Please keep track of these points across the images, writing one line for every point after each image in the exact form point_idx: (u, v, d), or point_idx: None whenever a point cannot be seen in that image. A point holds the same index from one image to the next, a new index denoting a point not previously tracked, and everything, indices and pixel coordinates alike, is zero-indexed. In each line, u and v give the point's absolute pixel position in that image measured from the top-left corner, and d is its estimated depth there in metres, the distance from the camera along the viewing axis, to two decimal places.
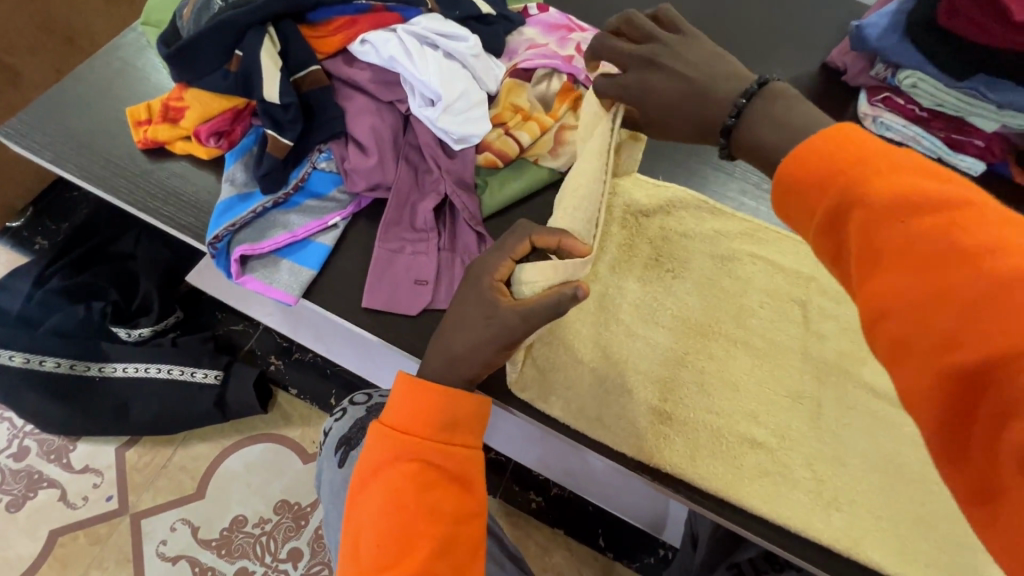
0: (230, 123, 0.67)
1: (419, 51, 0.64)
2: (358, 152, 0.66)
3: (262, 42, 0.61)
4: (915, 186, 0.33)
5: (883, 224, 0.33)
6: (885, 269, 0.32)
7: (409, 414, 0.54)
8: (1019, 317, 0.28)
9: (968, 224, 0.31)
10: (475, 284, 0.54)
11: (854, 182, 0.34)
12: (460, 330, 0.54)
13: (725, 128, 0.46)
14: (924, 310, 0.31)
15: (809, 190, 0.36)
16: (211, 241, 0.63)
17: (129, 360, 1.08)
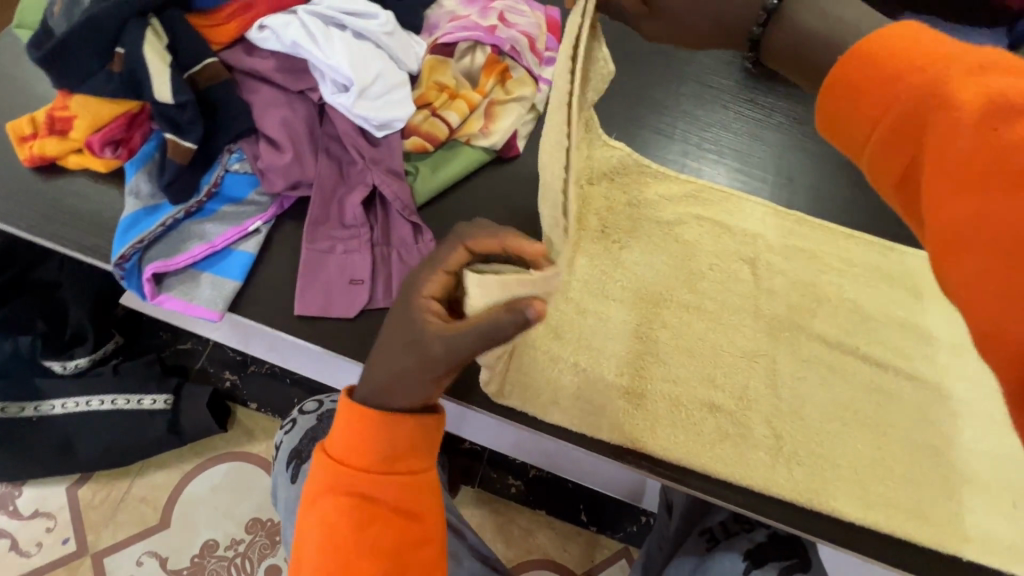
0: (125, 130, 0.61)
1: (325, 33, 0.59)
2: (271, 149, 0.61)
3: (145, 36, 0.55)
4: (1000, 91, 0.33)
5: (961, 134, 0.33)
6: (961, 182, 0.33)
7: (344, 445, 0.52)
8: None
9: None
10: (405, 299, 0.46)
11: (929, 87, 0.35)
12: (395, 347, 0.47)
13: (753, 37, 0.46)
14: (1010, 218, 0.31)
15: (873, 95, 0.37)
16: (117, 261, 0.58)
17: (68, 395, 1.01)
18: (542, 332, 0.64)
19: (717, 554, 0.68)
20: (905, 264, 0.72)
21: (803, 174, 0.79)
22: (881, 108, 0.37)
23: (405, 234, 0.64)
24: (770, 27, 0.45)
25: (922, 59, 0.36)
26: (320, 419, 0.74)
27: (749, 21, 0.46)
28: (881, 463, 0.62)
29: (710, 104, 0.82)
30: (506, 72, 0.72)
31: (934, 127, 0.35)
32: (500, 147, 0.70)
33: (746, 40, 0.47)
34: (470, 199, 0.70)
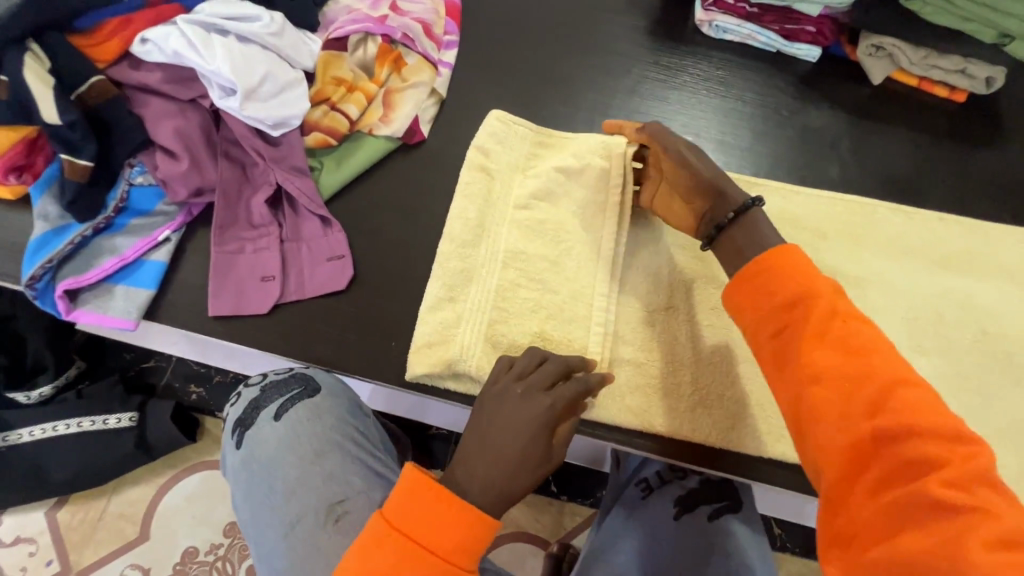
0: (26, 156, 0.62)
1: (205, 40, 0.61)
2: (168, 158, 0.63)
3: (25, 61, 0.57)
4: (845, 308, 0.47)
5: (828, 322, 0.46)
6: (817, 353, 0.46)
7: (413, 517, 0.52)
8: (901, 413, 0.41)
9: (873, 341, 0.45)
10: (514, 401, 0.56)
11: (807, 287, 0.48)
12: (498, 439, 0.55)
13: (721, 223, 0.58)
14: (844, 388, 0.44)
15: (766, 278, 0.50)
16: (27, 281, 0.60)
17: (32, 424, 1.02)
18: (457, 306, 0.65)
19: (650, 503, 0.71)
20: (809, 208, 0.75)
21: (709, 130, 0.82)
22: (773, 296, 0.50)
23: (314, 228, 0.66)
24: (739, 219, 0.57)
25: (808, 266, 0.50)
26: (263, 390, 0.67)
27: (718, 216, 0.58)
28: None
29: (615, 73, 0.84)
30: (400, 60, 0.74)
31: (816, 314, 0.47)
32: (402, 134, 0.72)
33: (715, 224, 0.58)
34: (380, 186, 0.71)
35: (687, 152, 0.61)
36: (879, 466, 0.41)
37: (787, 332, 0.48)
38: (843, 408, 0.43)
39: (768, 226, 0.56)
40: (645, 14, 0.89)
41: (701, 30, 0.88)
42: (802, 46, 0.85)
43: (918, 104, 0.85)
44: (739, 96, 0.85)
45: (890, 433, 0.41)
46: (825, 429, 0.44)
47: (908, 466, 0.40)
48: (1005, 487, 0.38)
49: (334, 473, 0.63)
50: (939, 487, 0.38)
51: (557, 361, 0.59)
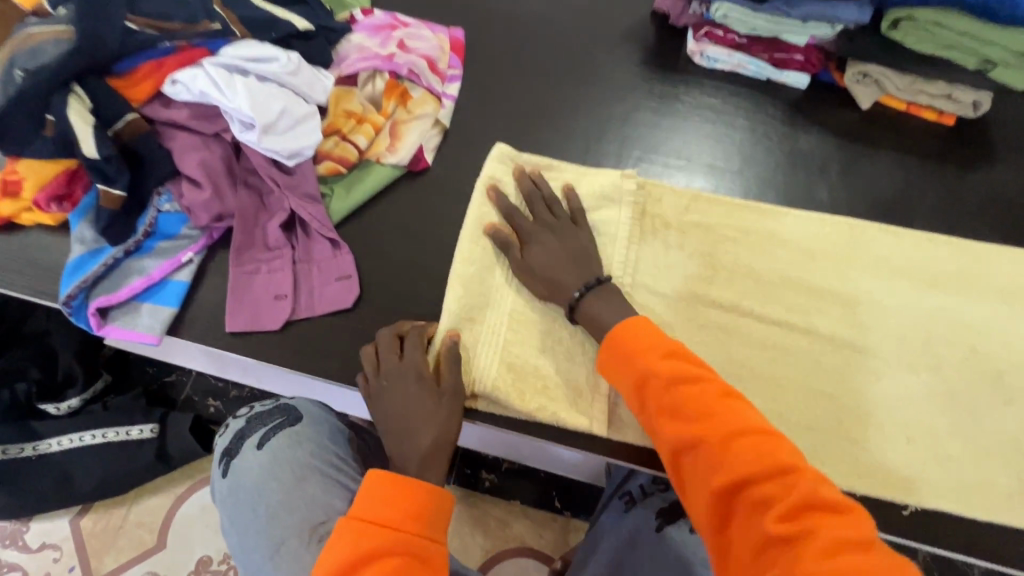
0: (66, 186, 0.69)
1: (227, 80, 0.67)
2: (192, 187, 0.68)
3: (69, 103, 0.63)
4: (682, 368, 0.56)
5: (669, 386, 0.55)
6: (667, 418, 0.55)
7: (375, 501, 0.56)
8: (742, 458, 0.50)
9: (709, 395, 0.54)
10: (395, 363, 0.65)
11: (650, 356, 0.58)
12: (395, 398, 0.63)
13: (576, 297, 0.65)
14: (695, 445, 0.52)
15: (621, 351, 0.60)
16: (64, 301, 0.65)
17: (61, 433, 1.08)
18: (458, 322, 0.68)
19: (632, 513, 0.73)
20: (801, 228, 0.77)
21: (700, 154, 0.86)
22: (629, 370, 0.59)
23: (324, 250, 0.71)
24: (587, 296, 0.65)
25: (653, 337, 0.59)
26: (249, 421, 0.71)
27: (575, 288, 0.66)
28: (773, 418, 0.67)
29: (612, 101, 0.89)
30: (407, 93, 0.80)
31: (657, 380, 0.56)
32: (407, 161, 0.77)
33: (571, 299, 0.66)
34: (387, 211, 0.76)
35: (541, 233, 0.68)
36: (742, 511, 0.49)
37: (647, 403, 0.57)
38: (702, 467, 0.51)
39: (609, 306, 0.64)
40: (640, 45, 0.94)
41: (694, 59, 0.92)
42: (791, 74, 0.89)
43: (908, 128, 0.88)
44: (729, 122, 0.88)
45: (740, 480, 0.49)
46: (694, 488, 0.52)
47: (756, 507, 0.48)
48: (833, 503, 0.47)
49: (316, 497, 0.65)
50: (779, 522, 0.46)
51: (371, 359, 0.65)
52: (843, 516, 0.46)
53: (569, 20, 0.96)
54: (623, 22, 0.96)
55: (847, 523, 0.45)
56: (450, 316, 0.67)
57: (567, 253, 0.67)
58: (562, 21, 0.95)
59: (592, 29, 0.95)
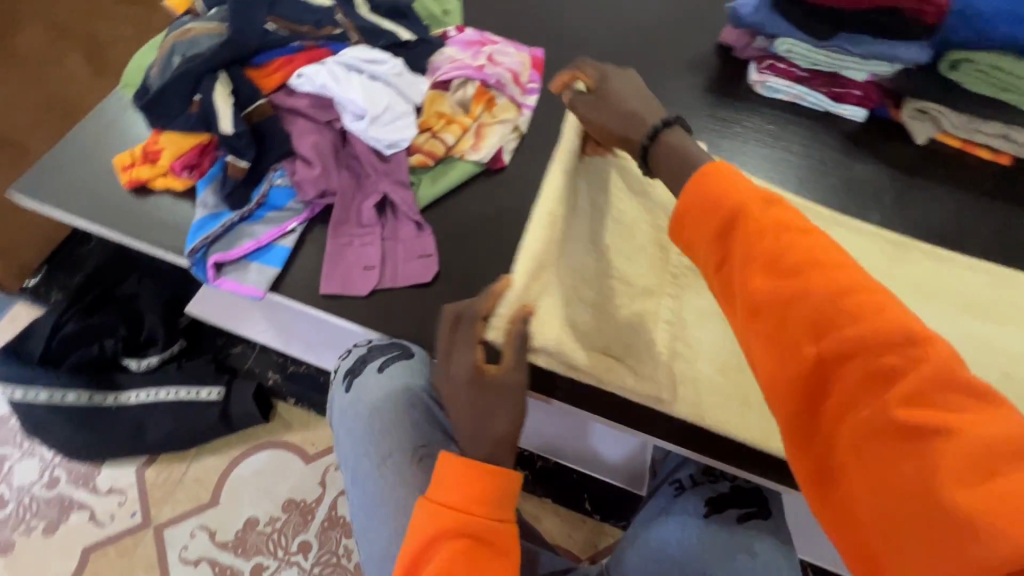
0: (197, 157, 0.80)
1: (346, 77, 0.77)
2: (305, 165, 0.78)
3: (215, 86, 0.74)
4: (786, 224, 0.49)
5: (762, 244, 0.49)
6: (760, 280, 0.48)
7: (451, 488, 0.61)
8: (852, 329, 0.43)
9: (821, 258, 0.47)
10: (454, 357, 0.65)
11: (740, 209, 0.51)
12: (459, 392, 0.65)
13: (642, 148, 0.62)
14: (784, 308, 0.46)
15: (704, 209, 0.53)
16: (189, 253, 0.75)
17: (141, 387, 1.19)
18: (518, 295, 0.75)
19: (682, 498, 0.83)
20: (854, 245, 0.81)
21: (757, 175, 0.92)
22: (713, 218, 0.53)
23: (409, 231, 0.79)
24: (656, 142, 0.61)
25: (742, 188, 0.52)
26: (371, 349, 0.77)
27: (641, 136, 0.63)
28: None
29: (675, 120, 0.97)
30: (493, 100, 0.88)
31: (755, 240, 0.49)
32: (488, 159, 0.85)
33: (639, 150, 0.63)
34: (466, 202, 0.84)
35: (592, 101, 0.66)
36: (840, 390, 0.44)
37: (732, 261, 0.51)
38: (794, 334, 0.46)
39: (684, 142, 0.60)
40: (704, 73, 1.02)
41: (755, 88, 0.99)
42: (848, 108, 0.95)
43: (962, 164, 0.92)
44: (787, 148, 0.94)
45: (838, 351, 0.44)
46: (774, 364, 0.47)
47: (861, 385, 0.42)
48: (966, 384, 0.39)
49: (418, 425, 0.73)
50: (896, 406, 0.40)
51: (443, 353, 0.67)
52: (977, 403, 0.39)
53: (639, 47, 1.04)
54: (689, 51, 1.04)
55: (991, 416, 0.38)
56: (508, 305, 0.63)
57: (617, 119, 0.64)
58: (632, 47, 1.04)
59: (661, 57, 1.03)
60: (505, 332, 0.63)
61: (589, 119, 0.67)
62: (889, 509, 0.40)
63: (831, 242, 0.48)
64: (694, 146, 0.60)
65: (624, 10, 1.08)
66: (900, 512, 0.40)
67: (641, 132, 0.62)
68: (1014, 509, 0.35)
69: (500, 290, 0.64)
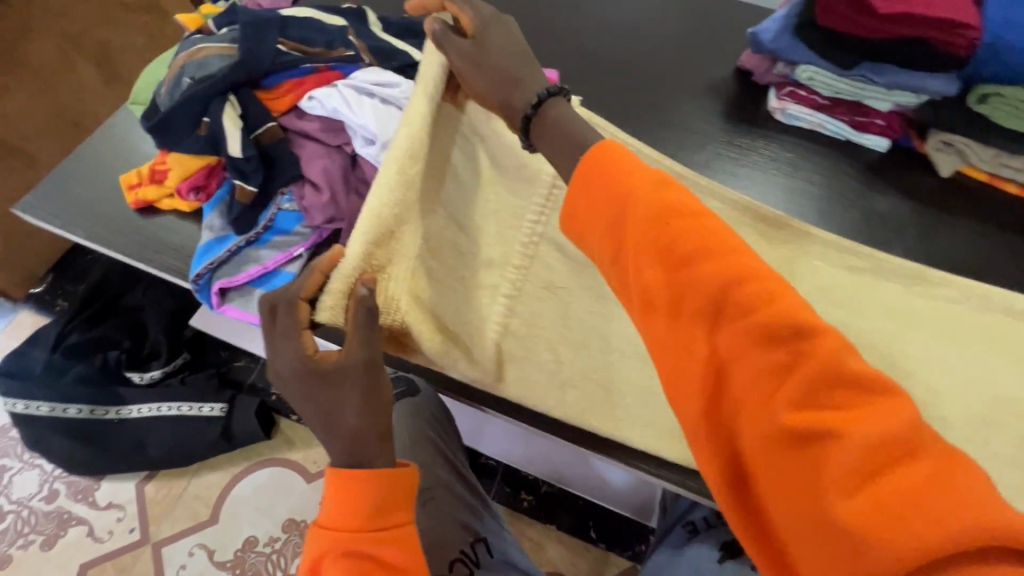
0: (205, 178, 0.78)
1: (357, 101, 0.75)
2: (314, 190, 0.76)
3: (224, 108, 0.73)
4: (675, 206, 0.45)
5: (654, 229, 0.45)
6: (655, 270, 0.44)
7: (336, 510, 0.52)
8: (744, 322, 0.40)
9: (708, 240, 0.43)
10: (279, 352, 0.52)
11: (630, 191, 0.47)
12: (296, 394, 0.53)
13: (527, 115, 0.55)
14: (685, 301, 0.43)
15: (594, 192, 0.49)
16: (194, 278, 0.74)
17: (143, 401, 1.18)
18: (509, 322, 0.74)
19: (695, 541, 0.81)
20: None
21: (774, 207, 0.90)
22: (604, 204, 0.48)
23: None
24: (542, 110, 0.55)
25: (627, 168, 0.48)
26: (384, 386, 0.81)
27: (524, 102, 0.55)
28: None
29: (690, 148, 0.96)
30: None
31: (645, 224, 0.45)
32: None
33: (522, 120, 0.56)
34: None
35: (474, 50, 0.57)
36: (738, 388, 0.41)
37: (625, 250, 0.47)
38: (692, 328, 0.43)
39: (572, 116, 0.54)
40: (721, 98, 1.00)
41: (774, 115, 0.97)
42: (870, 137, 0.92)
43: (990, 198, 0.89)
44: (806, 178, 0.92)
45: (728, 353, 0.41)
46: (679, 364, 0.44)
47: (756, 387, 0.40)
48: (851, 378, 0.37)
49: (426, 461, 0.76)
50: (787, 409, 0.38)
51: (268, 350, 0.54)
52: (875, 400, 0.37)
53: (655, 70, 1.03)
54: (706, 75, 1.02)
55: (889, 410, 0.36)
56: (345, 275, 0.52)
57: (493, 78, 0.56)
58: (647, 71, 1.03)
59: (677, 81, 1.02)
60: (337, 314, 0.52)
61: (466, 82, 0.58)
62: (795, 523, 0.38)
63: (719, 223, 0.45)
64: (581, 120, 0.54)
65: (640, 32, 1.06)
66: (806, 526, 0.37)
67: (524, 97, 0.55)
68: (904, 513, 0.33)
69: (335, 257, 0.53)
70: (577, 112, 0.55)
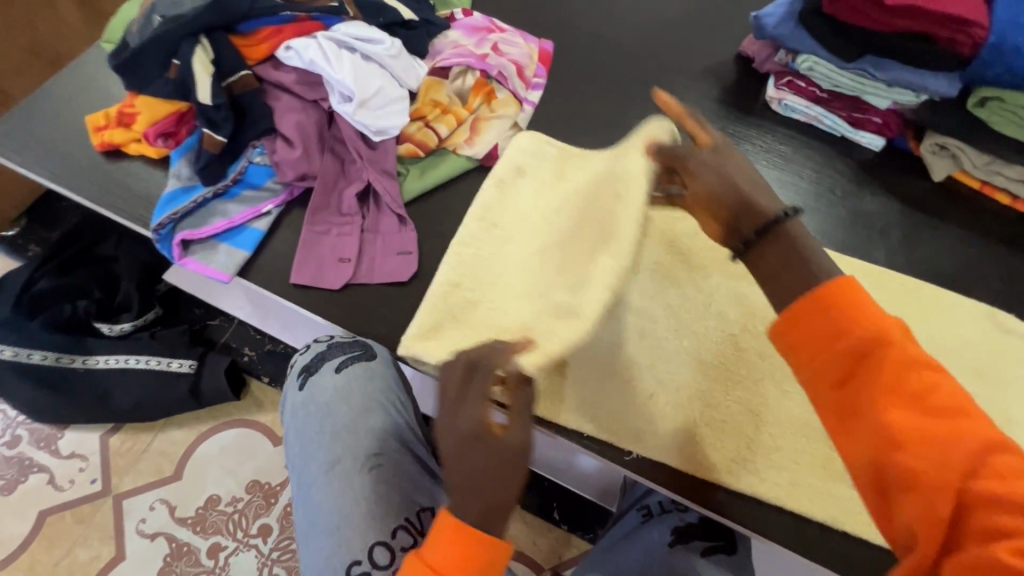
0: (175, 125, 0.75)
1: (336, 54, 0.72)
2: (286, 145, 0.74)
3: (194, 51, 0.69)
4: (923, 359, 0.45)
5: (906, 374, 0.45)
6: (896, 411, 0.44)
7: (452, 561, 0.49)
8: (996, 482, 0.40)
9: (954, 397, 0.44)
10: (451, 419, 0.52)
11: (877, 334, 0.46)
12: (466, 470, 0.50)
13: (778, 218, 0.53)
14: (919, 440, 0.43)
15: (842, 316, 0.47)
16: (155, 227, 0.71)
17: (110, 353, 1.16)
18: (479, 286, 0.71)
19: (648, 526, 0.81)
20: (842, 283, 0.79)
21: None
22: (837, 337, 0.47)
23: (391, 224, 0.75)
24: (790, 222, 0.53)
25: (876, 311, 0.47)
26: (331, 344, 0.73)
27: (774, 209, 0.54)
28: (794, 481, 0.66)
29: None
30: (493, 93, 0.84)
31: (886, 366, 0.45)
32: (482, 156, 0.81)
33: (758, 227, 0.54)
34: (454, 199, 0.80)
35: (715, 159, 0.57)
36: (969, 534, 0.41)
37: (861, 386, 0.46)
38: (930, 469, 0.42)
39: (808, 238, 0.53)
40: (719, 83, 0.97)
41: (771, 106, 0.95)
42: (866, 134, 0.90)
43: (979, 207, 0.87)
44: (796, 172, 0.90)
45: (973, 498, 0.41)
46: (912, 503, 0.43)
47: (993, 535, 0.39)
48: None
49: (375, 430, 0.69)
50: (1009, 551, 0.38)
51: (446, 420, 0.52)
52: None
53: (654, 48, 0.99)
54: (705, 58, 0.99)
55: None
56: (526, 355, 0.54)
57: (743, 197, 0.55)
58: (645, 49, 0.99)
59: (674, 63, 0.98)
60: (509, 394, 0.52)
61: (689, 174, 0.57)
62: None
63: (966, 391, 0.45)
64: (818, 246, 0.52)
65: (642, 9, 1.03)
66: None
67: (773, 205, 0.54)
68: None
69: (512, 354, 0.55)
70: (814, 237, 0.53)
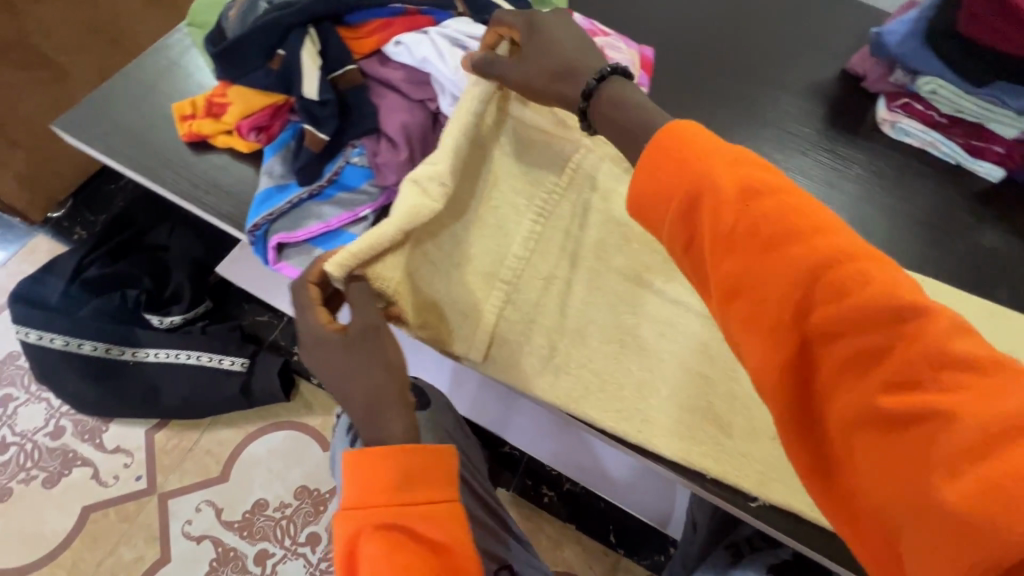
0: (268, 119, 0.71)
1: (452, 52, 0.67)
2: (389, 147, 0.69)
3: (303, 43, 0.65)
4: (753, 183, 0.41)
5: (724, 211, 0.41)
6: (726, 257, 0.41)
7: (363, 487, 0.49)
8: (838, 305, 0.36)
9: (802, 217, 0.39)
10: (308, 327, 0.53)
11: (702, 179, 0.43)
12: (330, 366, 0.54)
13: (586, 92, 0.54)
14: (752, 283, 0.39)
15: (670, 173, 0.45)
16: (250, 229, 0.68)
17: (160, 346, 1.11)
18: (588, 308, 0.69)
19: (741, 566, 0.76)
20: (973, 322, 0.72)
21: (875, 230, 0.83)
22: (672, 191, 0.44)
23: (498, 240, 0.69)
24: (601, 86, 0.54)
25: (704, 155, 0.44)
26: None
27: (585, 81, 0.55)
28: None
29: (786, 151, 0.88)
30: None
31: (709, 207, 0.42)
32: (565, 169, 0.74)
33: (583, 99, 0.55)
34: None
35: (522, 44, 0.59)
36: (831, 367, 0.37)
37: (699, 236, 0.43)
38: (773, 309, 0.38)
39: (629, 92, 0.53)
40: (823, 101, 0.92)
41: (881, 128, 0.90)
42: (985, 164, 0.84)
43: None
44: (908, 201, 0.85)
45: (815, 333, 0.37)
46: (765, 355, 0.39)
47: (858, 360, 0.36)
48: (967, 360, 0.32)
49: None
50: (886, 389, 0.34)
51: (305, 328, 0.54)
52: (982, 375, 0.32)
53: (753, 61, 0.95)
54: (808, 73, 0.94)
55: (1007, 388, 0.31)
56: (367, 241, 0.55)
57: (549, 72, 0.57)
58: (744, 61, 0.95)
59: (775, 77, 0.93)
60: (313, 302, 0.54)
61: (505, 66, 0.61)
62: (894, 505, 0.34)
63: (807, 200, 0.40)
64: (645, 100, 0.52)
65: (740, 18, 0.98)
66: (915, 515, 0.33)
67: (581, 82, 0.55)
68: (1007, 494, 0.28)
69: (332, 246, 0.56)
70: (635, 87, 0.53)
